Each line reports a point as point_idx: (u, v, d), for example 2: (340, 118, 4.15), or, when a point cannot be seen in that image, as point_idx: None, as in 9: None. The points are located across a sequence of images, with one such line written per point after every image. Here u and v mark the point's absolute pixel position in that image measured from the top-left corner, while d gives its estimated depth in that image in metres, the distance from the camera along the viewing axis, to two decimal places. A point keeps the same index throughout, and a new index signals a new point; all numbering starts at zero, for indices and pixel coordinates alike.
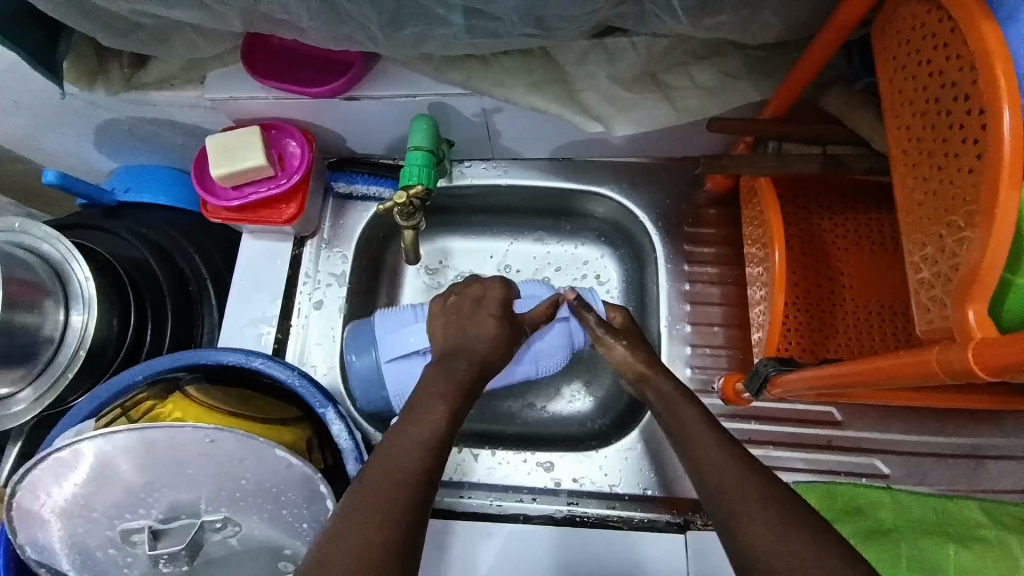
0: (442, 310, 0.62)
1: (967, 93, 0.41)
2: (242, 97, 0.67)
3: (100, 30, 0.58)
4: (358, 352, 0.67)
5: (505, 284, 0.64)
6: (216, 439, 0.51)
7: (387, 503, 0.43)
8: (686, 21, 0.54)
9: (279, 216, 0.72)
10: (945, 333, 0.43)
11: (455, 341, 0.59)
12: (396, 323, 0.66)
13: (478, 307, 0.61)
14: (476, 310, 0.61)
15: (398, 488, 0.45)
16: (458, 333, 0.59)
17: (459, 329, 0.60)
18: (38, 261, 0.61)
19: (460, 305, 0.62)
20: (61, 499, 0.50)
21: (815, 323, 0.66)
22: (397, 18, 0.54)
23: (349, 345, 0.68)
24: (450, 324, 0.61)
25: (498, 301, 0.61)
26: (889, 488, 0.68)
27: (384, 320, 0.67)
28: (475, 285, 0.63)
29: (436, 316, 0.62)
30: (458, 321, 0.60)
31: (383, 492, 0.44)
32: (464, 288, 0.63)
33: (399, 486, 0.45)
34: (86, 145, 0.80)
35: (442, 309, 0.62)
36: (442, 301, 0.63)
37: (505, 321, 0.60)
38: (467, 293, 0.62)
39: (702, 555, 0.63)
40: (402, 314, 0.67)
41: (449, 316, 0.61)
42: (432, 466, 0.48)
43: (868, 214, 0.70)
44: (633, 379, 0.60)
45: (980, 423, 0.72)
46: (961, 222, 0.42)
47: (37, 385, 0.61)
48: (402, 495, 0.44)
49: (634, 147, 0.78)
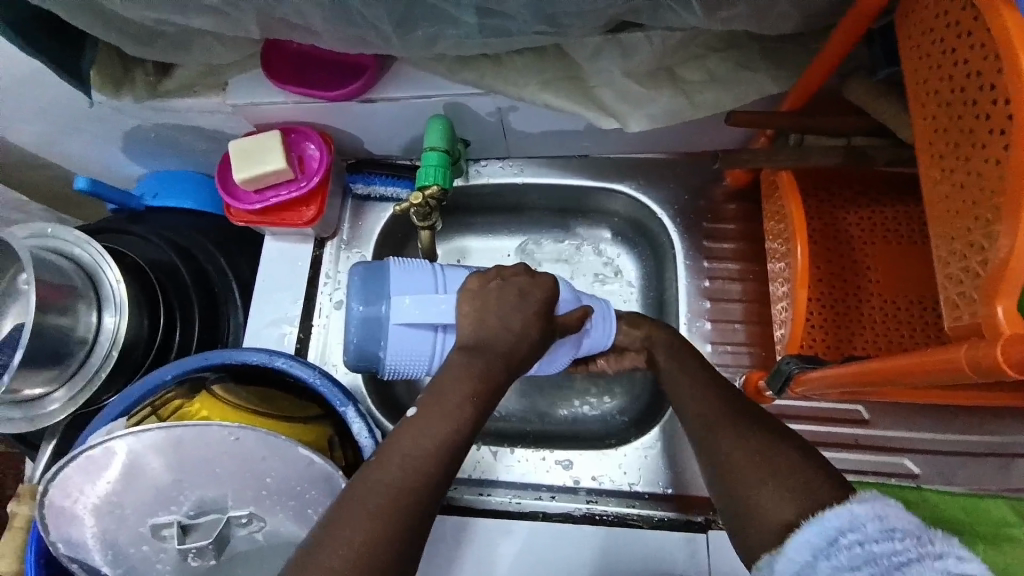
0: (480, 288, 0.57)
1: (993, 82, 0.40)
2: (262, 102, 0.69)
3: (123, 39, 0.59)
4: (365, 301, 0.59)
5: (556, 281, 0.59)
6: (239, 437, 0.53)
7: (396, 500, 0.46)
8: (700, 13, 0.54)
9: (299, 218, 0.74)
10: (973, 330, 0.41)
11: (489, 330, 0.56)
12: (416, 284, 0.60)
13: (521, 299, 0.57)
14: (518, 303, 0.57)
15: (407, 481, 0.47)
16: (496, 322, 0.56)
17: (492, 317, 0.56)
18: (71, 266, 0.64)
19: (503, 290, 0.58)
20: (94, 496, 0.53)
21: (840, 319, 0.65)
22: (409, 20, 0.54)
23: (356, 288, 0.59)
24: (486, 310, 0.56)
25: (540, 299, 0.58)
26: (919, 488, 0.66)
27: (400, 274, 0.60)
28: (522, 274, 0.59)
29: (472, 292, 0.57)
30: (495, 309, 0.57)
31: (392, 490, 0.47)
32: (510, 274, 0.59)
33: (411, 485, 0.47)
34: (114, 152, 0.82)
35: (480, 289, 0.58)
36: (482, 279, 0.58)
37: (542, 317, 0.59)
38: (512, 281, 0.58)
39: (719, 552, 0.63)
40: (420, 273, 0.61)
41: (487, 299, 0.57)
42: (443, 461, 0.49)
43: (895, 208, 0.69)
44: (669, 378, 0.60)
45: (1013, 422, 0.69)
46: (989, 216, 0.40)
47: (70, 385, 0.63)
48: (413, 493, 0.47)
49: (649, 142, 0.78)
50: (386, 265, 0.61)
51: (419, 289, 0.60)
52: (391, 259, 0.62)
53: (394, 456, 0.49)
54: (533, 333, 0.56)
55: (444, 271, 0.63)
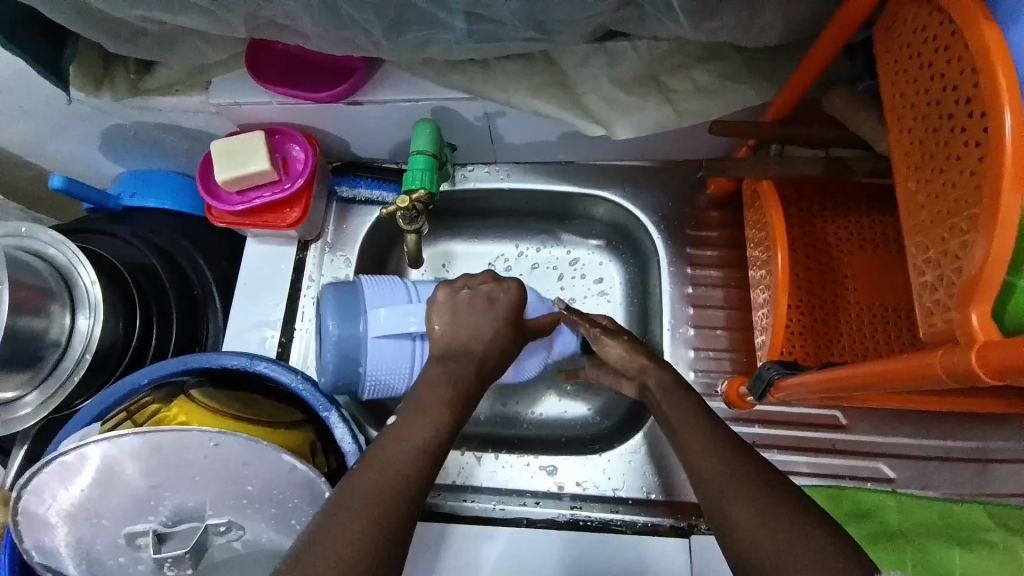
0: (450, 298, 0.58)
1: (968, 96, 0.42)
2: (246, 102, 0.68)
3: (106, 37, 0.59)
4: (340, 317, 0.60)
5: (522, 287, 0.61)
6: (220, 443, 0.51)
7: (383, 507, 0.45)
8: (687, 24, 0.55)
9: (282, 220, 0.73)
10: (948, 337, 0.43)
11: (462, 341, 0.57)
12: (389, 297, 0.62)
13: (491, 305, 0.59)
14: (488, 311, 0.58)
15: (393, 485, 0.47)
16: (465, 332, 0.57)
17: (464, 327, 0.57)
18: (46, 267, 0.62)
19: (472, 299, 0.59)
20: (67, 504, 0.51)
21: (819, 326, 0.66)
22: (400, 23, 0.54)
23: (331, 309, 0.61)
24: (457, 319, 0.58)
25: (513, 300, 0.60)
26: (895, 492, 0.68)
27: (372, 288, 0.63)
28: (489, 281, 0.60)
29: (440, 303, 0.58)
30: (466, 318, 0.58)
31: (381, 498, 0.46)
32: (477, 282, 0.60)
33: (393, 489, 0.46)
34: (91, 149, 0.80)
35: (450, 299, 0.59)
36: (451, 288, 0.59)
37: (511, 322, 0.59)
38: (480, 288, 0.59)
39: (705, 560, 0.63)
40: (393, 286, 0.64)
41: (456, 309, 0.58)
42: (426, 476, 0.49)
43: (871, 217, 0.71)
44: (635, 373, 0.61)
45: (984, 426, 0.71)
46: (963, 226, 0.42)
47: (43, 389, 0.61)
48: (398, 500, 0.46)
49: (636, 150, 0.79)
50: (357, 283, 0.63)
51: (393, 301, 0.62)
52: (361, 278, 0.64)
53: (378, 464, 0.48)
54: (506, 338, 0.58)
55: (417, 286, 0.65)
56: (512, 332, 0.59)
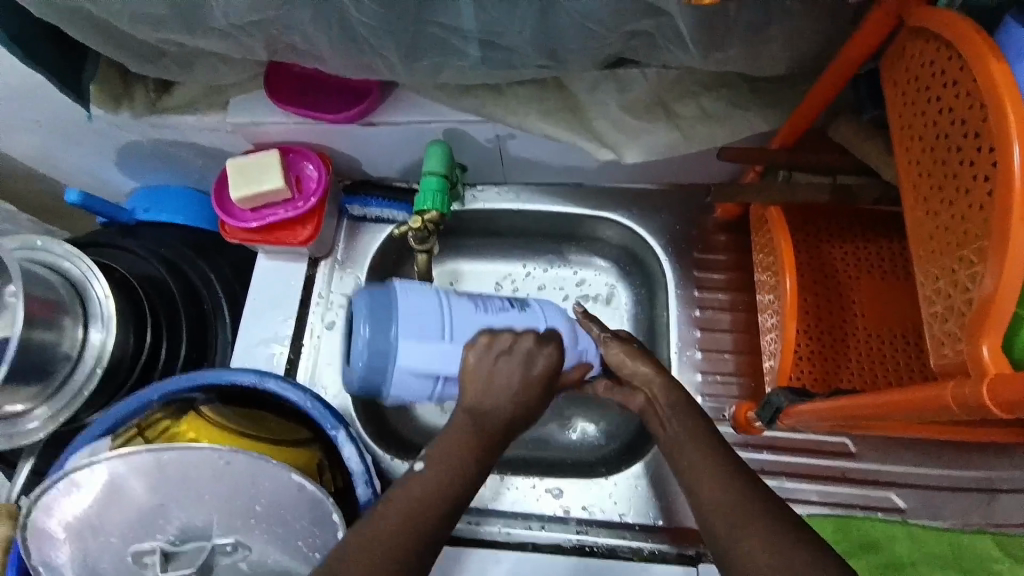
0: (486, 347, 0.57)
1: (977, 129, 0.42)
2: (262, 122, 0.69)
3: (128, 57, 0.60)
4: (372, 327, 0.59)
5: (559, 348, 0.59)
6: (230, 461, 0.52)
7: (408, 536, 0.47)
8: (696, 54, 0.56)
9: (294, 237, 0.73)
10: (959, 368, 0.43)
11: (492, 400, 0.56)
12: (422, 322, 0.60)
13: (527, 367, 0.57)
14: (523, 372, 0.57)
15: (416, 512, 0.49)
16: (495, 385, 0.56)
17: (496, 381, 0.56)
18: (60, 281, 0.63)
19: (508, 357, 0.57)
20: (75, 520, 0.51)
21: (828, 351, 0.66)
22: (415, 51, 0.56)
23: (363, 313, 0.60)
24: (490, 372, 0.56)
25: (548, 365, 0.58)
26: (905, 523, 0.68)
27: (407, 305, 0.60)
28: (531, 340, 0.58)
29: (475, 347, 0.57)
30: (497, 377, 0.56)
31: (405, 529, 0.48)
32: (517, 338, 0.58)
33: (414, 515, 0.48)
34: (107, 164, 0.82)
35: (485, 349, 0.57)
36: (489, 340, 0.57)
37: (544, 385, 0.57)
38: (518, 347, 0.57)
39: None
40: (427, 301, 0.62)
41: (491, 360, 0.57)
42: (448, 508, 0.50)
43: (878, 244, 0.71)
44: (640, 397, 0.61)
45: (993, 456, 0.70)
46: (972, 257, 0.42)
47: (52, 402, 0.62)
48: (419, 529, 0.48)
49: (644, 173, 0.79)
50: (390, 288, 0.62)
51: (426, 327, 0.60)
52: (396, 285, 0.62)
53: (400, 492, 0.50)
54: (536, 399, 0.57)
55: (452, 306, 0.62)
56: (540, 394, 0.58)
